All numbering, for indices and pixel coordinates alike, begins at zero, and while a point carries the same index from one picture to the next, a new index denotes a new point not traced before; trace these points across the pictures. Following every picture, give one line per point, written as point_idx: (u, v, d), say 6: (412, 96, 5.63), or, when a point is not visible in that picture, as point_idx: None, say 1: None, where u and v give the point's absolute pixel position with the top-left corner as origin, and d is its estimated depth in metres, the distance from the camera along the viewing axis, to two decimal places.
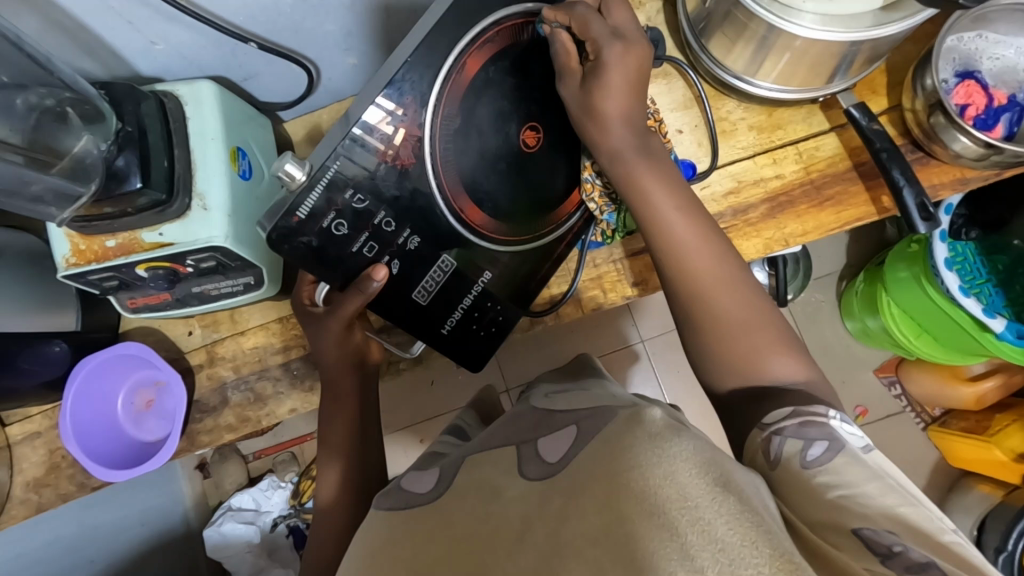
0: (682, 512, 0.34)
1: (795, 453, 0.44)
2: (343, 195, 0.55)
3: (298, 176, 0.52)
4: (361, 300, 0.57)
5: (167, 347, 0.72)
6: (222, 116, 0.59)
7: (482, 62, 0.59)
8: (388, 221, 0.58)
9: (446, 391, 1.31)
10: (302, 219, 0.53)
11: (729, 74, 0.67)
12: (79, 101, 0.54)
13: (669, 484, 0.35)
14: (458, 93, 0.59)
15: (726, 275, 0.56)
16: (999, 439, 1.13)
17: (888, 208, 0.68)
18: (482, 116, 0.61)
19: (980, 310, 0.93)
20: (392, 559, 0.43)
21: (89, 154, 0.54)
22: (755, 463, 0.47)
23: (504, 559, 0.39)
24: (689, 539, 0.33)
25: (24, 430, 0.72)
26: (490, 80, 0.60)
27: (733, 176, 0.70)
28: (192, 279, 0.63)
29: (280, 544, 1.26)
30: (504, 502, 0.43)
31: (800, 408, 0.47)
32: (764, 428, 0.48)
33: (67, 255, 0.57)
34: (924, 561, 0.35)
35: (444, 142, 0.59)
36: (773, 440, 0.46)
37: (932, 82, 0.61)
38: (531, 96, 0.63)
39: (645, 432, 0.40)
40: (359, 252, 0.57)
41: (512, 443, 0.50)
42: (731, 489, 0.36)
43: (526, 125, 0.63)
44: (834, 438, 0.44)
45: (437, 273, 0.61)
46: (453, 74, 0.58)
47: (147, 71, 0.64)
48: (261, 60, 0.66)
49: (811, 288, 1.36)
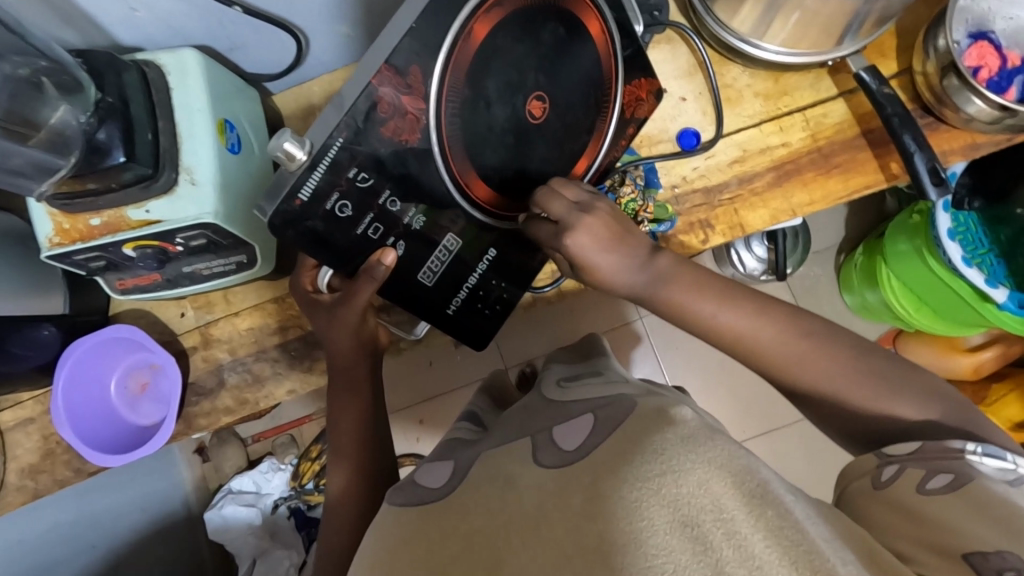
0: (716, 525, 0.35)
1: (913, 479, 0.46)
2: (346, 174, 0.50)
3: (299, 156, 0.48)
4: (372, 287, 0.55)
5: (160, 330, 0.70)
6: (208, 86, 0.56)
7: (490, 27, 0.54)
8: (394, 200, 0.54)
9: (447, 370, 1.31)
10: (305, 202, 0.49)
11: (735, 37, 0.64)
12: (55, 70, 0.51)
13: (703, 494, 0.36)
14: (465, 63, 0.54)
15: (799, 347, 0.53)
16: (996, 409, 1.15)
17: (897, 174, 0.67)
18: (490, 85, 0.56)
19: (982, 281, 0.93)
20: (411, 550, 0.43)
21: (68, 125, 0.51)
22: (860, 483, 0.49)
23: (520, 550, 0.39)
24: (724, 554, 0.33)
25: (17, 416, 0.71)
26: (497, 48, 0.55)
27: (739, 145, 0.68)
28: (183, 259, 0.61)
29: (282, 526, 1.25)
30: (519, 490, 0.43)
31: (930, 443, 0.47)
32: (881, 456, 0.49)
33: (50, 235, 0.55)
34: None
35: (450, 117, 0.55)
36: (888, 468, 0.48)
37: (945, 42, 0.60)
38: (536, 63, 0.58)
39: (677, 435, 0.39)
40: (364, 234, 0.54)
41: (528, 434, 0.50)
42: (767, 502, 0.36)
43: (533, 95, 0.58)
44: (961, 473, 0.44)
45: (441, 253, 0.59)
46: (459, 43, 0.53)
47: (128, 40, 0.61)
48: (247, 28, 0.63)
49: (810, 262, 1.35)
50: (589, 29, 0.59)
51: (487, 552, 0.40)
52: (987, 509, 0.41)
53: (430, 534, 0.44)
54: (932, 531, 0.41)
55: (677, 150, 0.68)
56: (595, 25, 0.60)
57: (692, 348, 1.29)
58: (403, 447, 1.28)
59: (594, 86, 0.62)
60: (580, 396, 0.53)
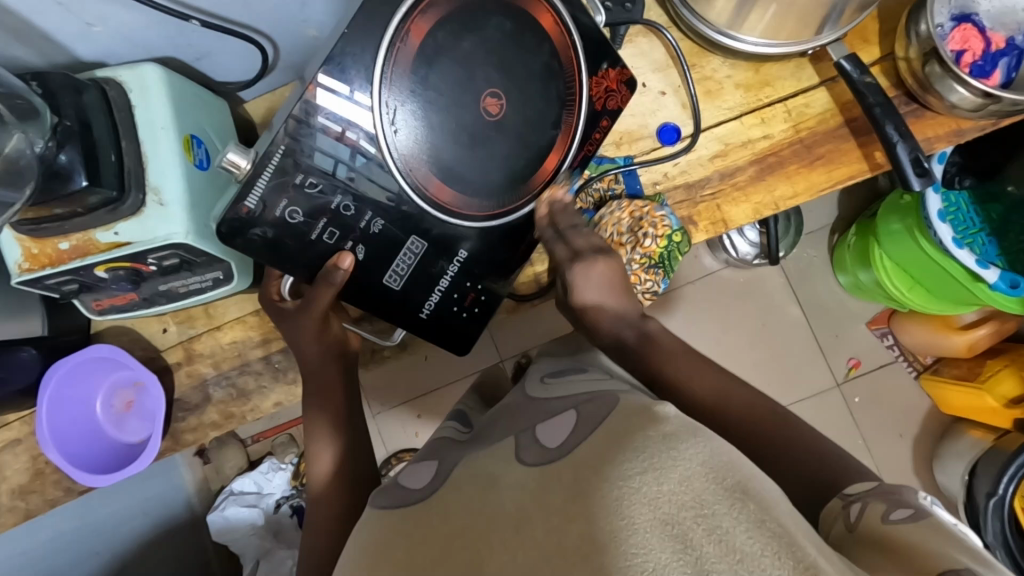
0: (698, 520, 0.34)
1: (877, 512, 0.44)
2: (293, 181, 0.52)
3: (242, 164, 0.51)
4: (331, 292, 0.55)
5: (143, 347, 0.70)
6: (171, 101, 0.55)
7: (427, 27, 0.54)
8: (347, 205, 0.55)
9: (442, 364, 1.30)
10: (252, 209, 0.51)
11: (712, 29, 0.63)
12: (6, 93, 0.48)
13: (685, 490, 0.35)
14: (406, 64, 0.54)
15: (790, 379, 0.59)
16: (990, 386, 1.13)
17: (881, 163, 0.66)
18: (439, 85, 0.55)
19: (973, 262, 0.92)
20: (391, 560, 0.42)
21: (22, 154, 0.47)
22: (834, 528, 0.47)
23: (501, 553, 0.38)
24: (706, 549, 0.32)
25: (4, 437, 0.70)
26: (441, 46, 0.54)
27: (720, 139, 0.67)
28: (158, 278, 0.60)
29: (285, 525, 1.27)
30: (502, 488, 0.43)
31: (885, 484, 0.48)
32: (844, 498, 0.49)
33: (20, 260, 0.54)
34: None
35: (399, 118, 0.54)
36: (853, 507, 0.47)
37: (927, 27, 0.58)
38: (487, 60, 0.56)
39: (660, 432, 0.40)
40: (320, 240, 0.54)
41: (511, 435, 0.50)
42: (750, 495, 0.35)
43: (486, 92, 0.56)
44: (923, 509, 0.43)
45: (406, 256, 0.58)
46: (397, 44, 0.53)
47: (89, 55, 0.59)
48: (210, 37, 0.62)
49: (803, 244, 1.34)
50: (540, 23, 0.57)
51: (466, 555, 0.39)
52: (952, 534, 0.39)
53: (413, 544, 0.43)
54: (901, 553, 0.39)
55: (657, 146, 0.67)
56: (548, 19, 0.57)
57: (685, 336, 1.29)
58: (401, 442, 1.29)
59: (554, 78, 0.59)
60: (563, 394, 0.53)
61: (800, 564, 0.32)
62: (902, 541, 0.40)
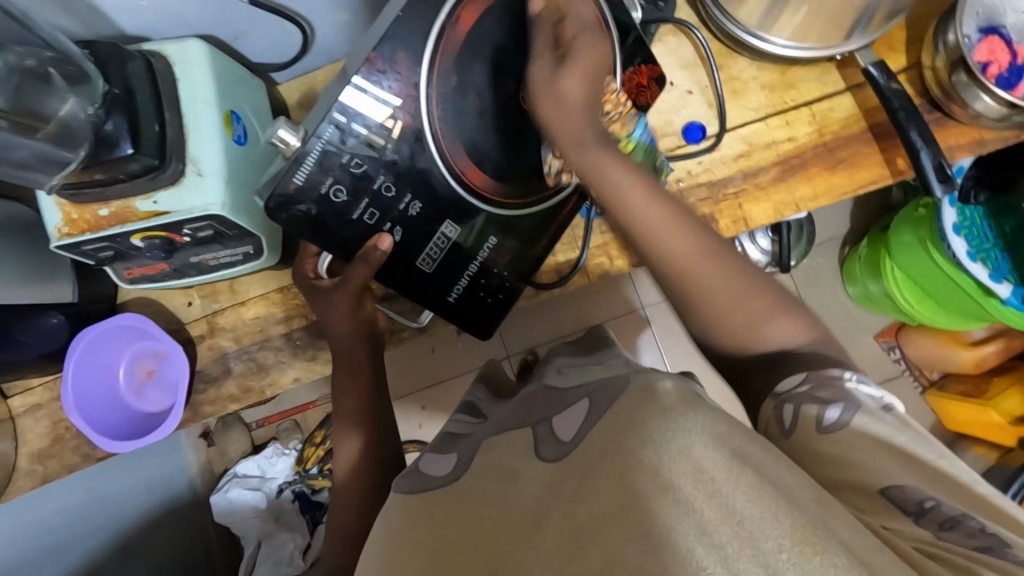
0: (697, 486, 0.34)
1: (811, 415, 0.45)
2: (338, 160, 0.54)
3: (293, 142, 0.52)
4: (368, 271, 0.56)
5: (167, 319, 0.71)
6: (214, 78, 0.56)
7: (477, 15, 0.56)
8: (388, 186, 0.56)
9: (450, 356, 1.31)
10: (299, 186, 0.53)
11: (742, 30, 0.64)
12: (61, 61, 0.51)
13: (682, 458, 0.36)
14: (453, 49, 0.56)
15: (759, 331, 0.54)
16: (997, 402, 1.15)
17: (903, 169, 0.66)
18: (480, 72, 0.57)
19: (986, 276, 0.93)
20: (413, 542, 0.44)
21: (76, 118, 0.51)
22: (771, 433, 0.48)
23: (523, 545, 0.39)
24: (706, 513, 0.33)
25: (26, 401, 0.72)
26: (486, 34, 0.57)
27: (744, 138, 0.68)
28: (190, 249, 0.61)
29: (286, 510, 1.27)
30: (521, 484, 0.43)
31: (814, 372, 0.49)
32: (776, 398, 0.49)
33: (59, 225, 0.55)
34: (956, 516, 0.36)
35: (441, 102, 0.56)
36: (786, 407, 0.47)
37: (955, 36, 0.59)
38: (530, 51, 0.58)
39: (659, 407, 0.39)
40: (360, 219, 0.56)
41: (528, 425, 0.49)
42: (748, 461, 0.35)
43: (527, 82, 0.58)
44: (849, 400, 0.45)
45: (440, 240, 0.59)
46: (447, 30, 0.55)
47: (133, 29, 0.61)
48: (251, 17, 0.63)
49: (813, 254, 1.35)
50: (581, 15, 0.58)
51: (481, 545, 0.41)
52: (886, 439, 0.41)
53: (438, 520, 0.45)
54: (844, 471, 0.41)
55: (683, 144, 0.68)
56: None
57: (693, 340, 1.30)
58: (405, 432, 1.30)
59: None
60: (580, 383, 0.53)
61: (799, 522, 0.32)
62: (848, 458, 0.41)
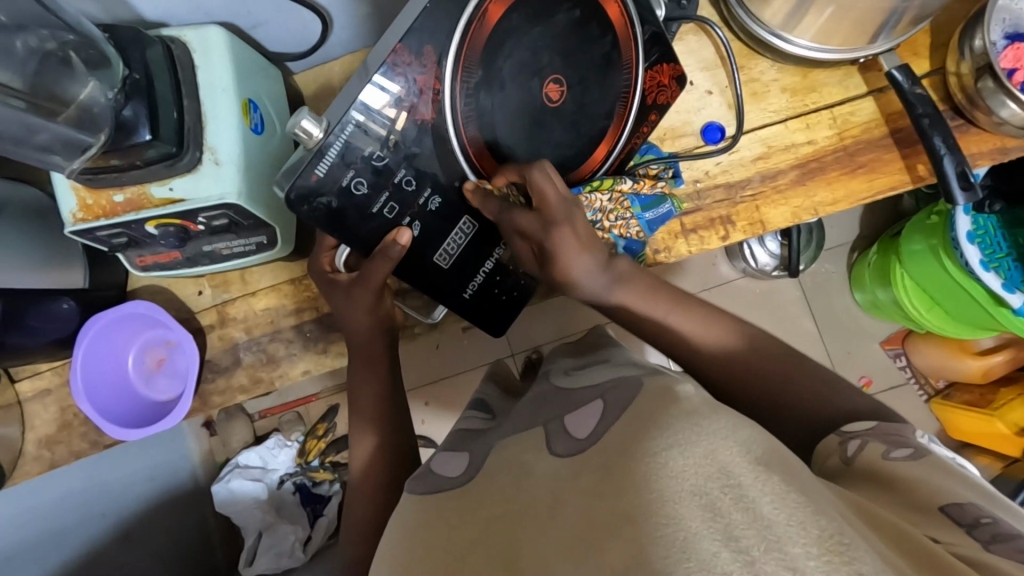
0: (724, 490, 0.33)
1: (875, 450, 0.45)
2: (362, 154, 0.53)
3: (316, 133, 0.50)
4: (388, 266, 0.56)
5: (177, 308, 0.71)
6: (233, 65, 0.56)
7: (504, 8, 0.54)
8: (409, 180, 0.56)
9: (454, 353, 1.31)
10: (320, 178, 0.52)
11: (765, 31, 0.64)
12: (82, 44, 0.51)
13: (709, 463, 0.34)
14: (479, 44, 0.54)
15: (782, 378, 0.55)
16: (1002, 412, 1.13)
17: (923, 176, 0.66)
18: (504, 68, 0.56)
19: (999, 285, 0.92)
20: (426, 546, 0.43)
21: (96, 102, 0.51)
22: (829, 461, 0.48)
23: (540, 535, 0.38)
24: (733, 518, 0.31)
25: (34, 387, 0.71)
26: (513, 29, 0.55)
27: (763, 140, 0.67)
28: (204, 238, 0.61)
29: (286, 501, 1.26)
30: (535, 479, 0.43)
31: (885, 423, 0.48)
32: (841, 434, 0.49)
33: (74, 210, 0.55)
34: (1012, 533, 0.35)
35: (465, 96, 0.55)
36: (850, 443, 0.48)
37: (982, 42, 0.58)
38: (552, 47, 0.56)
39: (680, 409, 0.40)
40: (379, 213, 0.55)
41: (540, 424, 0.49)
42: (774, 467, 0.35)
43: (549, 78, 0.57)
44: (920, 446, 0.44)
45: (457, 236, 0.58)
46: (474, 23, 0.53)
47: (151, 15, 0.60)
48: (271, 6, 0.63)
49: (822, 259, 1.34)
50: (607, 12, 0.57)
51: (499, 544, 0.40)
52: (954, 474, 0.41)
53: (455, 522, 0.44)
54: (903, 489, 0.40)
55: (700, 144, 0.67)
56: (615, 10, 0.57)
57: None
58: None
59: (612, 70, 0.59)
60: (586, 384, 0.52)
61: (827, 530, 0.30)
62: (911, 479, 0.41)
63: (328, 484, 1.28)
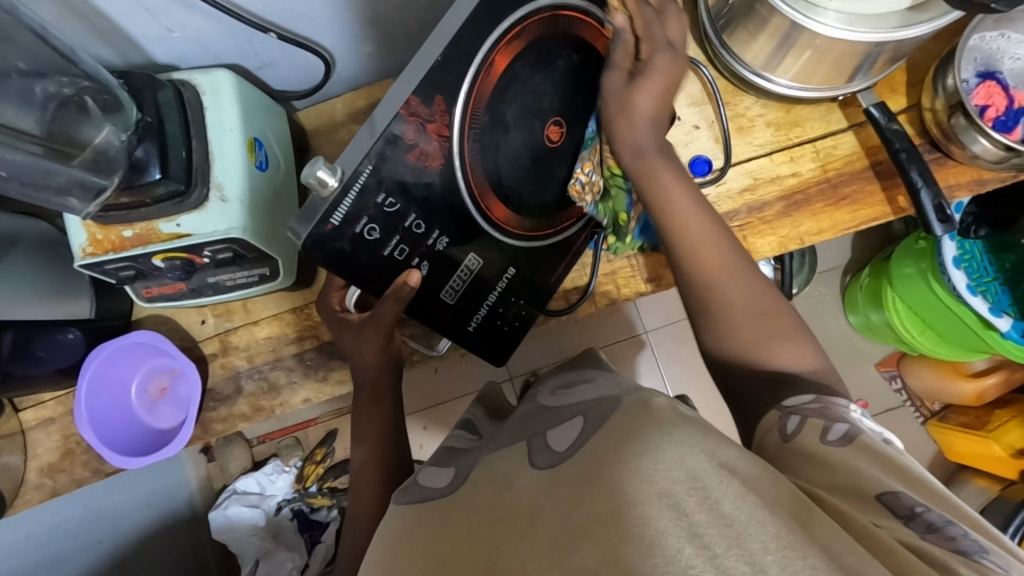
0: (691, 492, 0.35)
1: (815, 427, 0.43)
2: (375, 200, 0.53)
3: (331, 182, 0.50)
4: (399, 307, 0.57)
5: (181, 336, 0.72)
6: (239, 106, 0.59)
7: (509, 58, 0.58)
8: (418, 223, 0.57)
9: (451, 377, 1.32)
10: (336, 226, 0.52)
11: (748, 70, 0.66)
12: (98, 90, 0.54)
13: (677, 466, 0.36)
14: (486, 92, 0.57)
15: (763, 312, 0.53)
16: (997, 435, 1.14)
17: (904, 207, 0.68)
18: (510, 112, 0.60)
19: (986, 309, 0.94)
20: (411, 553, 0.43)
21: (111, 145, 0.53)
22: (769, 439, 0.46)
23: (515, 543, 0.39)
24: (697, 518, 0.33)
25: (38, 415, 0.73)
26: (516, 76, 0.59)
27: (750, 173, 0.70)
28: (209, 270, 0.63)
29: (285, 528, 1.26)
30: (516, 490, 0.43)
31: (821, 397, 0.46)
32: (782, 409, 0.47)
33: (83, 245, 0.57)
34: (945, 523, 0.35)
35: (474, 141, 0.58)
36: (791, 418, 0.45)
37: (953, 81, 0.61)
38: (553, 90, 0.62)
39: (655, 419, 0.41)
40: (391, 255, 0.56)
41: (523, 439, 0.50)
42: (739, 472, 0.36)
43: (551, 120, 0.62)
44: (853, 422, 0.43)
45: (463, 273, 0.61)
46: (481, 74, 0.56)
47: (162, 58, 0.63)
48: (277, 48, 0.66)
49: (816, 282, 1.36)
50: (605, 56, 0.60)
51: (482, 557, 0.40)
52: (887, 455, 0.40)
53: (438, 531, 0.45)
54: (838, 476, 0.39)
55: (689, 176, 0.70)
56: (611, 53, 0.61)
57: (694, 364, 1.30)
58: None
59: None
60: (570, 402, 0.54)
61: (784, 528, 0.33)
62: (848, 464, 0.39)
63: (326, 510, 1.27)
